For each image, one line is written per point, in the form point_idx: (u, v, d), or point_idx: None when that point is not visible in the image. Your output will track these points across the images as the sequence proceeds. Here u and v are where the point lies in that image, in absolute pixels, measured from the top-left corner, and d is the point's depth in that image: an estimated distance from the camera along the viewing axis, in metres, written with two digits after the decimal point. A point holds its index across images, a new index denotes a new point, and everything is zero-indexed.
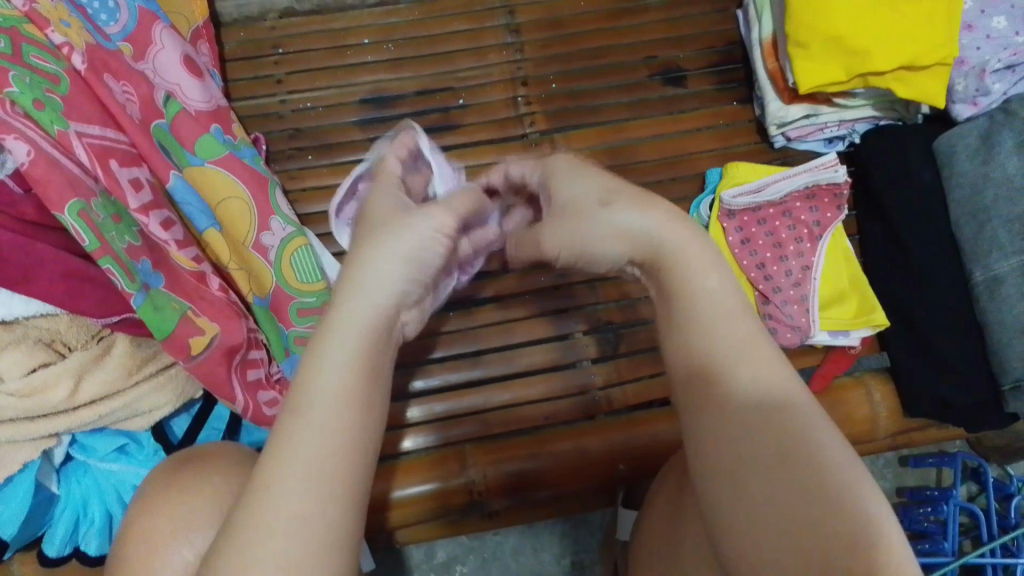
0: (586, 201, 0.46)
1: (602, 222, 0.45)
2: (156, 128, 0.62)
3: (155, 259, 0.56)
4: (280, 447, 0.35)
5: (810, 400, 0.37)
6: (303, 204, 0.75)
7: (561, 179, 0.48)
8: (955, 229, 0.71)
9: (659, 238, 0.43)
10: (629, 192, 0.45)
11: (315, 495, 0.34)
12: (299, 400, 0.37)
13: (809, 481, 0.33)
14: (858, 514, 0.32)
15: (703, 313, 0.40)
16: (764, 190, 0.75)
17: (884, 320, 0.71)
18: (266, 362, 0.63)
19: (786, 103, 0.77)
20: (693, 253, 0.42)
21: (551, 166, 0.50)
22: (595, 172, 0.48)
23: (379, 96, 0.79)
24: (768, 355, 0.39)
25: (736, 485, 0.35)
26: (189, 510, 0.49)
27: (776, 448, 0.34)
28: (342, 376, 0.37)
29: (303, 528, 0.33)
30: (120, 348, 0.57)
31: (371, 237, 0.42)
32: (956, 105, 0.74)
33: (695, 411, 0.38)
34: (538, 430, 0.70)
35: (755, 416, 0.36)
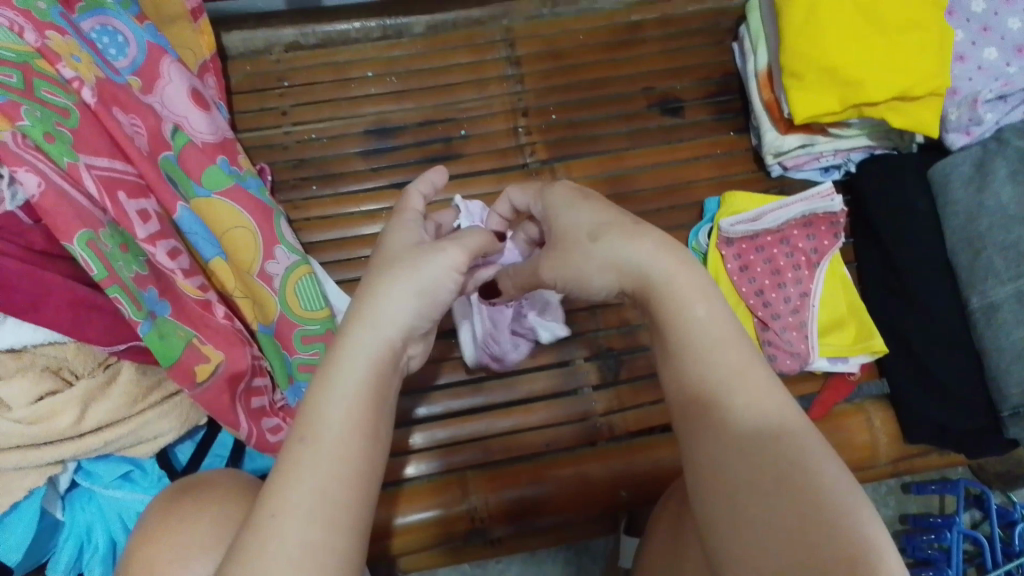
0: (580, 232, 0.46)
1: (595, 254, 0.45)
2: (164, 159, 0.63)
3: (161, 288, 0.57)
4: (286, 475, 0.36)
5: (808, 429, 0.38)
6: (307, 233, 0.76)
7: (558, 209, 0.49)
8: (951, 256, 0.72)
9: (650, 269, 0.43)
10: (619, 223, 0.45)
11: (321, 523, 0.35)
12: (306, 430, 0.37)
13: (805, 508, 0.33)
14: (854, 539, 0.32)
15: (698, 342, 0.41)
16: (762, 219, 0.75)
17: (882, 347, 0.72)
18: (270, 390, 0.64)
19: (782, 133, 0.78)
20: (683, 279, 0.42)
21: (547, 198, 0.50)
22: (592, 199, 0.48)
23: (382, 127, 0.80)
24: (767, 383, 0.39)
25: (734, 512, 0.35)
26: (189, 539, 0.49)
27: (772, 474, 0.35)
28: (345, 409, 0.38)
29: (307, 553, 0.34)
30: (126, 376, 0.58)
31: (377, 274, 0.43)
32: (950, 134, 0.75)
33: (691, 439, 0.39)
34: (539, 457, 0.70)
35: (751, 445, 0.37)
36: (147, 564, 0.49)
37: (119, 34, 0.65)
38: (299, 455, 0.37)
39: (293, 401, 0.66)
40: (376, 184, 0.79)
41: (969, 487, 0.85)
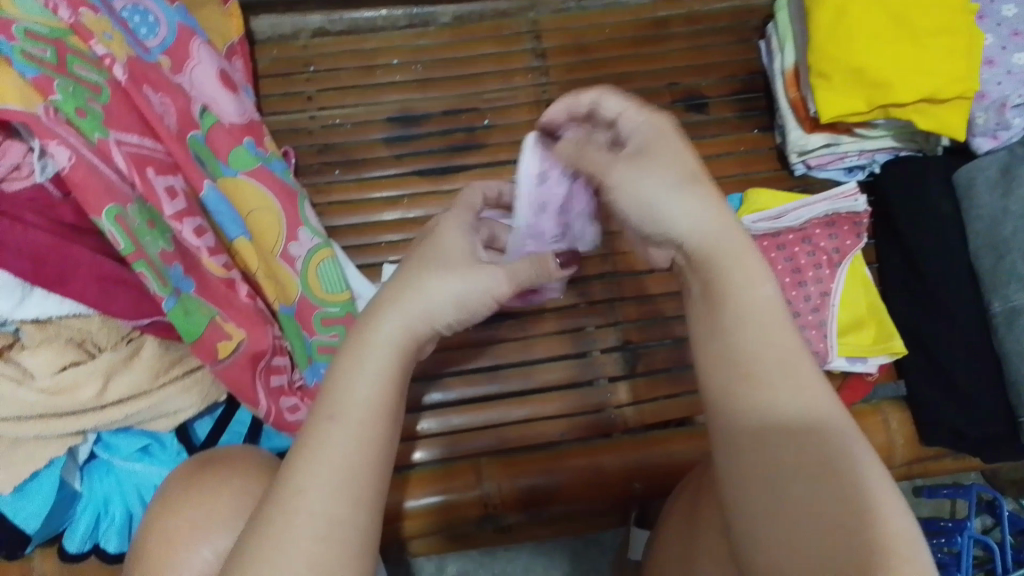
0: (669, 172, 0.43)
1: (671, 200, 0.42)
2: (193, 139, 0.63)
3: (186, 265, 0.57)
4: (311, 450, 0.36)
5: (848, 424, 0.37)
6: (329, 218, 0.77)
7: (648, 144, 0.45)
8: (973, 259, 0.72)
9: (720, 242, 0.41)
10: (711, 188, 0.43)
11: (345, 501, 0.35)
12: (331, 406, 0.38)
13: (840, 498, 0.34)
14: (887, 528, 0.33)
15: (755, 321, 0.40)
16: (784, 217, 0.75)
17: (901, 349, 0.72)
18: (288, 369, 0.64)
19: (807, 131, 0.78)
20: (751, 259, 0.41)
21: (643, 130, 0.46)
22: (679, 143, 0.45)
23: (406, 115, 0.81)
24: (810, 375, 0.39)
25: (768, 492, 0.36)
26: (207, 513, 0.49)
27: (806, 470, 0.35)
28: (376, 392, 0.38)
29: (332, 532, 0.34)
30: (149, 350, 0.58)
31: (429, 273, 0.43)
32: (976, 138, 0.75)
33: (727, 417, 0.39)
34: (554, 446, 0.70)
35: (788, 437, 0.37)
36: (165, 536, 0.49)
37: (150, 15, 0.66)
38: (327, 430, 0.37)
39: (311, 381, 0.65)
40: (398, 171, 0.79)
41: (982, 493, 0.84)
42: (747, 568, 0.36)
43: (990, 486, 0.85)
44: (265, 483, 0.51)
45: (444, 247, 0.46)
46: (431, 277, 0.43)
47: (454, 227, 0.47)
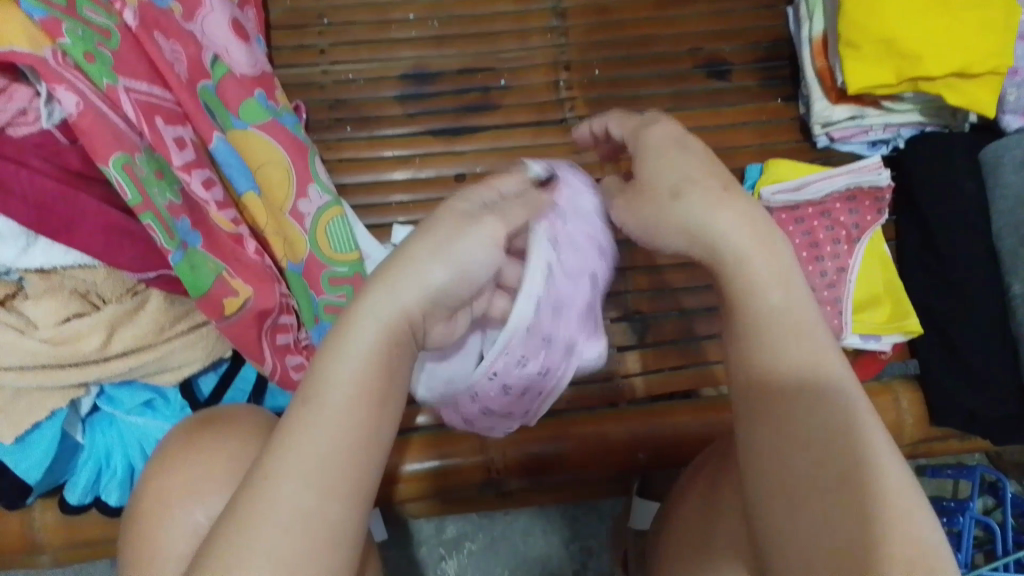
0: (661, 187, 0.41)
1: (676, 214, 0.41)
2: (203, 89, 0.62)
3: (195, 219, 0.56)
4: (287, 436, 0.35)
5: (877, 423, 0.36)
6: (340, 175, 0.75)
7: (650, 153, 0.43)
8: (995, 240, 0.71)
9: (718, 249, 0.40)
10: (708, 186, 0.41)
11: (319, 489, 0.34)
12: (312, 390, 0.36)
13: (852, 504, 0.34)
14: (895, 538, 0.33)
15: (771, 330, 0.39)
16: (805, 189, 0.74)
17: (916, 328, 0.71)
18: (294, 328, 0.63)
19: (832, 103, 0.76)
20: (763, 262, 0.40)
21: (642, 138, 0.44)
22: (687, 150, 0.42)
23: (420, 72, 0.79)
24: (833, 377, 0.38)
25: (778, 493, 0.35)
26: (202, 474, 0.48)
27: (817, 472, 0.35)
28: (357, 374, 0.36)
29: (303, 524, 0.34)
30: (154, 304, 0.57)
31: (421, 236, 0.38)
32: (1007, 115, 0.73)
33: (747, 419, 0.38)
34: (561, 414, 0.70)
35: (803, 433, 0.36)
36: (159, 494, 0.48)
37: None
38: (308, 414, 0.36)
39: (317, 341, 0.64)
40: (410, 130, 0.77)
41: (985, 475, 0.84)
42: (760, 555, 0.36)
43: (994, 467, 0.84)
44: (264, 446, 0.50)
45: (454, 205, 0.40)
46: (424, 246, 0.38)
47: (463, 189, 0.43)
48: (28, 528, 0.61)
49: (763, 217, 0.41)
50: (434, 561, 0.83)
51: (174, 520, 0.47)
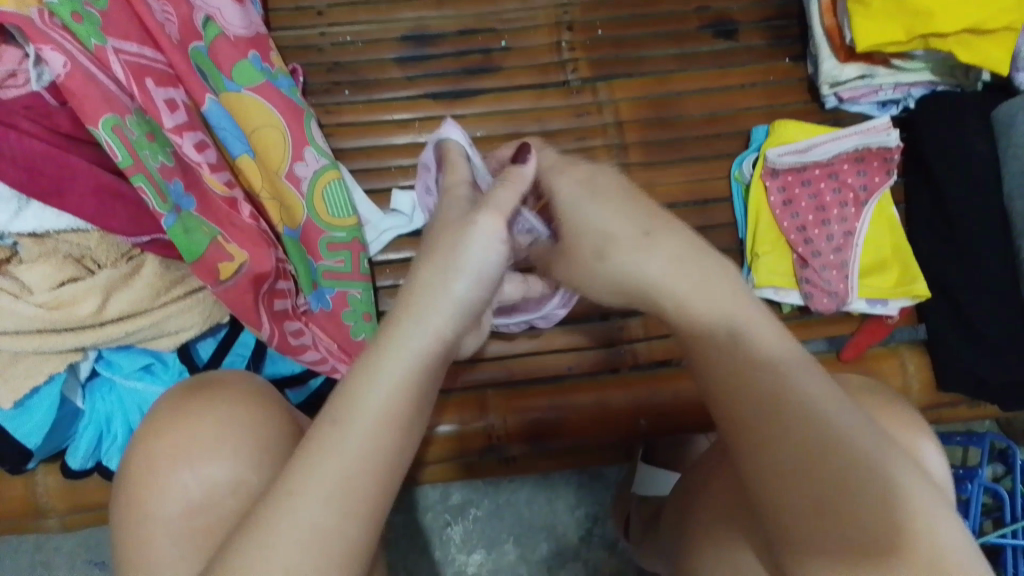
0: (624, 235, 0.42)
1: (606, 271, 0.42)
2: (195, 50, 0.61)
3: (187, 182, 0.55)
4: (316, 452, 0.34)
5: (862, 420, 0.36)
6: (338, 139, 0.74)
7: (575, 203, 0.44)
8: (1008, 202, 0.69)
9: (644, 293, 0.41)
10: (629, 233, 0.42)
11: (347, 505, 0.33)
12: (340, 408, 0.35)
13: (877, 508, 0.34)
14: (924, 535, 0.34)
15: (740, 351, 0.38)
16: (810, 151, 0.73)
17: (925, 291, 0.69)
18: (293, 293, 0.62)
19: (842, 61, 0.74)
20: (699, 304, 0.40)
21: (555, 189, 0.45)
22: (616, 193, 0.43)
23: (420, 34, 0.77)
24: (796, 368, 0.37)
25: (799, 506, 0.35)
26: (189, 439, 0.48)
27: (819, 474, 0.35)
28: (391, 394, 0.35)
29: (334, 541, 0.33)
30: (149, 269, 0.57)
31: (432, 258, 0.38)
32: (1019, 73, 0.71)
33: (750, 440, 0.36)
34: (561, 379, 0.70)
35: (800, 437, 0.35)
36: (144, 456, 0.48)
37: None
38: (337, 430, 0.34)
39: (316, 307, 0.64)
40: (410, 94, 0.76)
41: (995, 442, 0.83)
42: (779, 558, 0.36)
43: (1004, 435, 0.84)
44: (252, 418, 0.50)
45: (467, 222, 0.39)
46: (438, 266, 0.38)
47: (454, 200, 0.43)
48: (32, 492, 0.62)
49: (697, 246, 0.41)
50: (440, 527, 0.84)
51: (164, 483, 0.47)
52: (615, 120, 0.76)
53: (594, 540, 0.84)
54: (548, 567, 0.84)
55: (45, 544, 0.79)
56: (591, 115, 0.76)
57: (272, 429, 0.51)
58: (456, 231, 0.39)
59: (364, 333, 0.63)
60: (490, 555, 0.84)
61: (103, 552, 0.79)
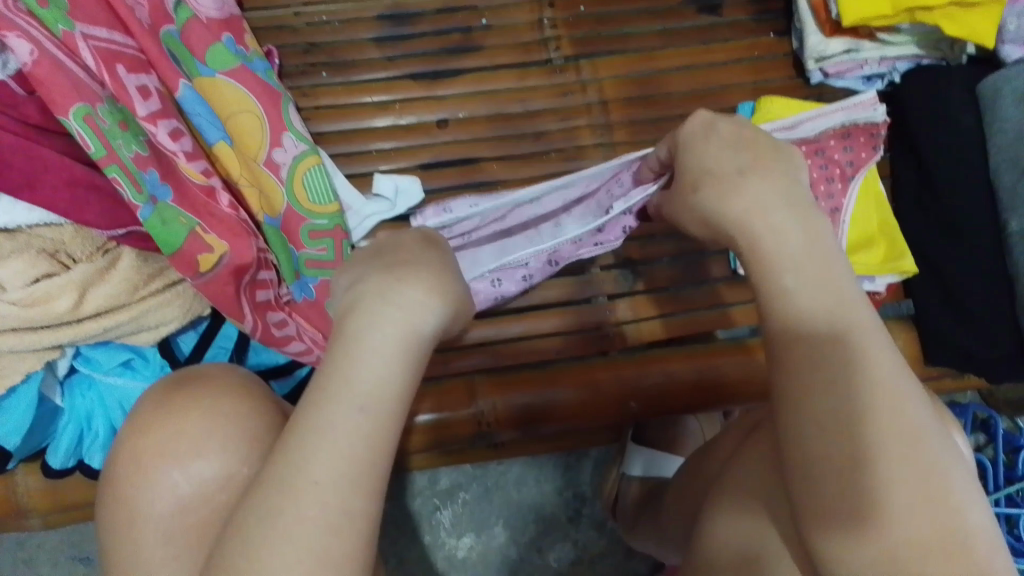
0: (726, 167, 0.43)
1: (728, 190, 0.42)
2: (166, 34, 0.58)
3: (163, 170, 0.53)
4: (316, 434, 0.35)
5: (905, 389, 0.38)
6: (317, 122, 0.72)
7: (688, 145, 0.46)
8: (993, 175, 0.68)
9: (745, 228, 0.42)
10: (725, 171, 0.43)
11: (359, 485, 0.34)
12: (334, 389, 0.36)
13: (898, 466, 0.37)
14: (946, 498, 0.36)
15: (816, 302, 0.39)
16: (798, 127, 0.68)
17: (911, 268, 0.70)
18: (276, 283, 0.60)
19: (827, 36, 0.73)
20: (797, 256, 0.40)
21: (680, 135, 0.47)
22: (723, 135, 0.45)
23: (398, 12, 0.75)
24: (854, 331, 0.39)
25: (823, 447, 0.37)
26: (170, 431, 0.47)
27: (852, 440, 0.37)
28: (387, 370, 0.37)
29: (349, 522, 0.34)
30: (126, 263, 0.55)
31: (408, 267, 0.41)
32: (1006, 45, 0.70)
33: (789, 376, 0.39)
34: (549, 364, 0.69)
35: (825, 401, 0.38)
36: (134, 453, 0.47)
37: None
38: (333, 409, 0.35)
39: (299, 297, 0.62)
40: (389, 75, 0.74)
41: (977, 414, 0.86)
42: (793, 491, 0.39)
43: (986, 405, 0.87)
44: (238, 403, 0.49)
45: (425, 256, 0.42)
46: (414, 274, 0.40)
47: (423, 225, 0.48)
48: (12, 494, 0.60)
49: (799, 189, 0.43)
50: (429, 512, 0.83)
51: (154, 485, 0.46)
52: (599, 99, 0.75)
53: (582, 521, 0.85)
54: (537, 547, 0.84)
55: (27, 541, 0.78)
56: (575, 94, 0.75)
57: (255, 415, 0.49)
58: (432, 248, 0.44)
59: None
60: (480, 538, 0.84)
61: (88, 546, 0.78)
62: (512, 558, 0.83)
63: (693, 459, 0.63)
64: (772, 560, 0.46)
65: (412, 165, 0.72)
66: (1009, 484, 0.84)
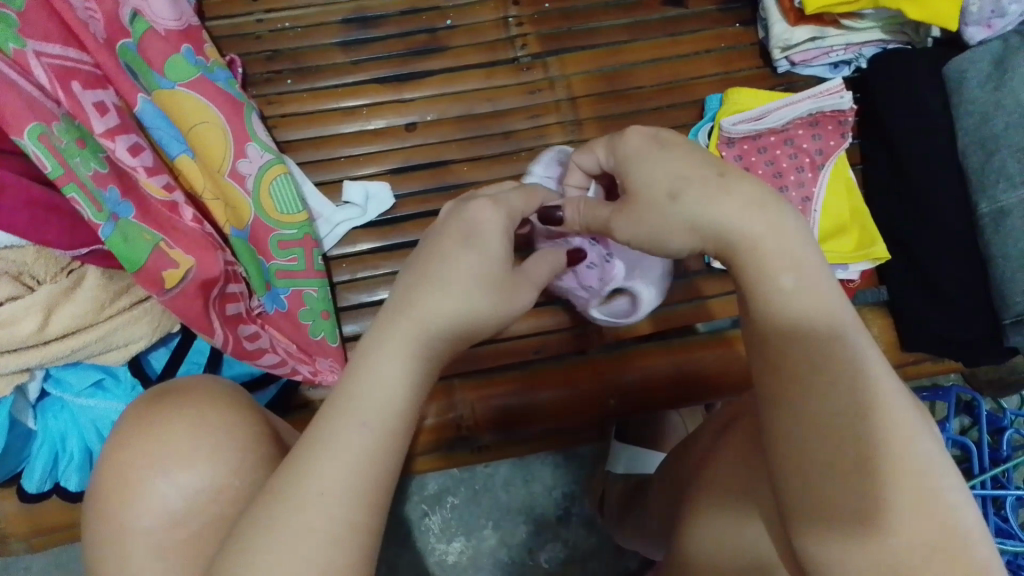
0: (698, 176, 0.40)
1: (692, 206, 0.39)
2: (122, 48, 0.58)
3: (124, 187, 0.53)
4: (316, 449, 0.34)
5: (894, 393, 0.37)
6: (284, 130, 0.71)
7: (635, 160, 0.42)
8: (961, 159, 0.68)
9: (728, 234, 0.39)
10: (704, 177, 0.40)
11: (365, 501, 0.33)
12: (335, 407, 0.35)
13: (901, 469, 0.35)
14: (948, 501, 0.35)
15: (815, 305, 0.38)
16: (765, 118, 0.71)
17: (884, 254, 0.69)
18: (245, 296, 0.60)
19: (791, 25, 0.73)
20: (791, 254, 0.38)
21: (620, 149, 0.43)
22: (676, 147, 0.42)
23: (362, 16, 0.74)
24: (847, 331, 0.38)
25: (827, 448, 0.36)
26: (164, 443, 0.46)
27: (857, 441, 0.35)
28: (394, 388, 0.36)
29: (351, 535, 0.33)
30: (91, 282, 0.54)
31: (430, 276, 0.39)
32: (969, 27, 0.70)
33: (789, 377, 0.37)
34: (527, 365, 0.69)
35: (829, 401, 0.36)
36: (122, 469, 0.46)
37: None
38: (335, 428, 0.34)
39: (271, 308, 0.62)
40: (356, 79, 0.73)
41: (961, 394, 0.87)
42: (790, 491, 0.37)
43: (969, 386, 0.87)
44: (228, 415, 0.49)
45: (462, 256, 0.39)
46: (440, 282, 0.38)
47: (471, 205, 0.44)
48: None
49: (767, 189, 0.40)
50: (418, 517, 0.83)
51: (140, 497, 0.45)
52: (567, 96, 0.75)
53: (572, 519, 0.84)
54: (529, 549, 0.84)
55: (11, 565, 0.77)
56: (543, 92, 0.75)
57: (252, 427, 0.48)
58: (475, 242, 0.40)
59: (323, 332, 0.62)
60: (470, 541, 0.83)
61: (73, 568, 0.77)
62: (504, 560, 0.83)
63: (674, 453, 0.63)
64: (754, 553, 0.46)
65: (382, 170, 0.72)
66: (994, 463, 0.84)
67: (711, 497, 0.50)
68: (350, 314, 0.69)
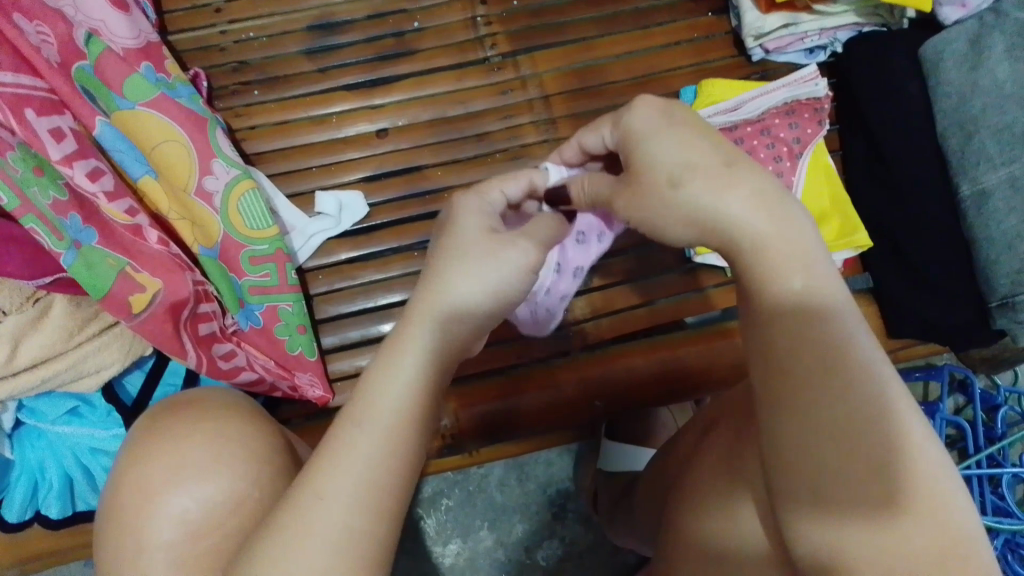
0: (707, 161, 0.37)
1: (687, 200, 0.37)
2: (78, 71, 0.56)
3: (85, 214, 0.52)
4: (326, 459, 0.32)
5: (895, 374, 0.34)
6: (253, 143, 0.70)
7: (643, 136, 0.39)
8: (941, 141, 0.67)
9: (730, 229, 0.36)
10: (710, 164, 0.37)
11: (378, 511, 0.32)
12: (358, 415, 0.33)
13: (906, 478, 0.32)
14: (955, 515, 0.32)
15: (821, 301, 0.35)
16: (740, 109, 0.71)
17: (866, 242, 0.69)
18: (219, 315, 0.59)
19: (763, 12, 0.72)
20: (788, 246, 0.36)
21: (625, 124, 0.40)
22: (686, 126, 0.38)
23: (327, 22, 0.73)
24: (851, 329, 0.34)
25: (834, 450, 0.32)
26: (183, 457, 0.45)
27: (867, 446, 0.32)
28: (411, 395, 0.34)
29: (349, 540, 0.30)
30: (58, 310, 0.54)
31: (451, 266, 0.37)
32: (944, 7, 0.69)
33: (799, 373, 0.33)
34: (511, 371, 0.68)
35: (839, 400, 0.33)
36: (141, 483, 0.45)
37: None
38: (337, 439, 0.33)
39: (246, 325, 0.61)
40: (324, 87, 0.72)
41: (953, 374, 0.87)
42: (788, 495, 0.34)
43: (961, 365, 0.87)
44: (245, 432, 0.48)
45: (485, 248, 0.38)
46: (464, 272, 0.37)
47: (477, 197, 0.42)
48: None
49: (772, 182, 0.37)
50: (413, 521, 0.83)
51: (153, 510, 0.43)
52: (540, 94, 0.74)
53: (569, 516, 0.84)
54: (525, 547, 0.83)
55: None
56: (515, 92, 0.74)
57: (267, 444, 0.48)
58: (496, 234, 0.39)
59: (300, 347, 0.61)
60: (467, 543, 0.83)
61: None
62: (501, 561, 0.83)
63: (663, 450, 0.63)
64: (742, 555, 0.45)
65: (356, 178, 0.71)
66: (989, 441, 0.84)
67: (693, 499, 0.50)
68: (330, 326, 0.68)
